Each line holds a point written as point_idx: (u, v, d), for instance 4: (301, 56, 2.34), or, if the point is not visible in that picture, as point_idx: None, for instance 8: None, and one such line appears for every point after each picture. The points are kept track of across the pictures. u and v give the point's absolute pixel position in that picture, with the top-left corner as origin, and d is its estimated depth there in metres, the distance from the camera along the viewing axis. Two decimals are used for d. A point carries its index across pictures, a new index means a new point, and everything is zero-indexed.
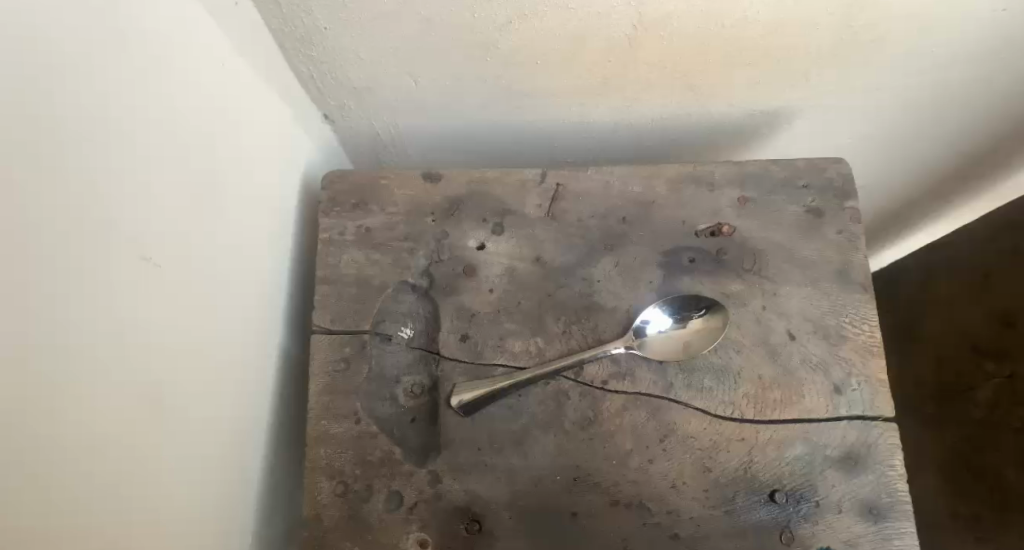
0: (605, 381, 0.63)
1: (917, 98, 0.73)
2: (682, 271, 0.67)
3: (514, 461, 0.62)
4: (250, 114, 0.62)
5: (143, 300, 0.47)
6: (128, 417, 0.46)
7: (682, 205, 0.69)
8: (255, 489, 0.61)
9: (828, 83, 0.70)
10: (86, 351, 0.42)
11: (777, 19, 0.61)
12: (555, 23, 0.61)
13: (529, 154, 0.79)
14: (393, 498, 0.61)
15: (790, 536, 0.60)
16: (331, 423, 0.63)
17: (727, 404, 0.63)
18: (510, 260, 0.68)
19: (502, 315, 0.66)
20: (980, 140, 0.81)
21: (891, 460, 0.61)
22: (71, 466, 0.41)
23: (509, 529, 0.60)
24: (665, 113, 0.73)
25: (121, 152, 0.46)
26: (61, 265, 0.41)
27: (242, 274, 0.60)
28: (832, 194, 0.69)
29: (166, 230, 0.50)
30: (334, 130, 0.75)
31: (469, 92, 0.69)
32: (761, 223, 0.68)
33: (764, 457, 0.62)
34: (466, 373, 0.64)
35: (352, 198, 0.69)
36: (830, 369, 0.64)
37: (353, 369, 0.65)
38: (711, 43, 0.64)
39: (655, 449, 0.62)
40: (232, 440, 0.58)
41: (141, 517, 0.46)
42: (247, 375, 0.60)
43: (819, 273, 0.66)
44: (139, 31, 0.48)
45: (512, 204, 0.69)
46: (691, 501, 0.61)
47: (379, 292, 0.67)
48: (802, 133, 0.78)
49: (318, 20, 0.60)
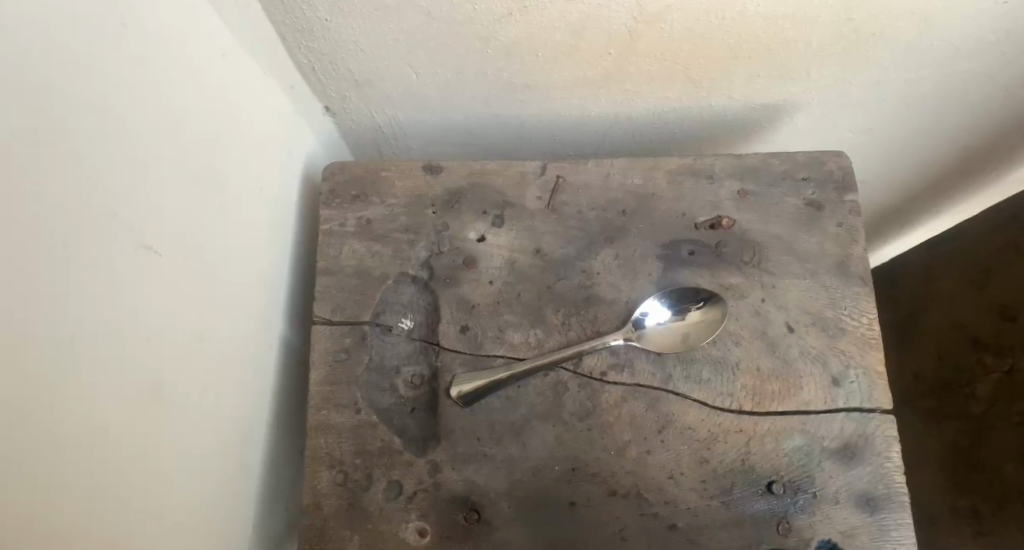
0: (604, 373, 0.64)
1: (917, 92, 0.73)
2: (681, 264, 0.67)
3: (513, 452, 0.62)
4: (250, 110, 0.62)
5: (143, 298, 0.48)
6: (129, 415, 0.46)
7: (681, 198, 0.69)
8: (256, 478, 0.62)
9: (829, 77, 0.70)
10: (87, 342, 0.43)
11: (777, 12, 0.61)
12: (556, 16, 0.61)
13: (530, 147, 0.79)
14: (393, 487, 0.62)
15: (787, 527, 0.60)
16: (331, 413, 0.64)
17: (725, 396, 0.63)
18: (509, 252, 0.68)
19: (501, 307, 0.66)
20: (981, 135, 0.81)
21: (888, 451, 0.62)
22: (71, 464, 0.41)
23: (508, 519, 0.60)
24: (666, 107, 0.73)
25: (122, 150, 0.46)
26: (61, 263, 0.41)
27: (243, 269, 0.60)
28: (832, 188, 0.69)
29: (167, 226, 0.50)
30: (335, 124, 0.75)
31: (470, 85, 0.69)
32: (760, 216, 0.68)
33: (762, 448, 0.62)
34: (465, 364, 0.65)
35: (353, 190, 0.70)
36: (828, 361, 0.64)
37: (353, 360, 0.65)
38: (712, 36, 0.64)
39: (653, 441, 0.62)
40: (233, 434, 0.58)
41: (141, 514, 0.47)
42: (248, 369, 0.61)
43: (818, 267, 0.67)
44: (140, 26, 0.48)
45: (512, 197, 0.70)
46: (689, 492, 0.61)
47: (379, 283, 0.67)
48: (802, 127, 0.78)
49: (318, 11, 0.60)
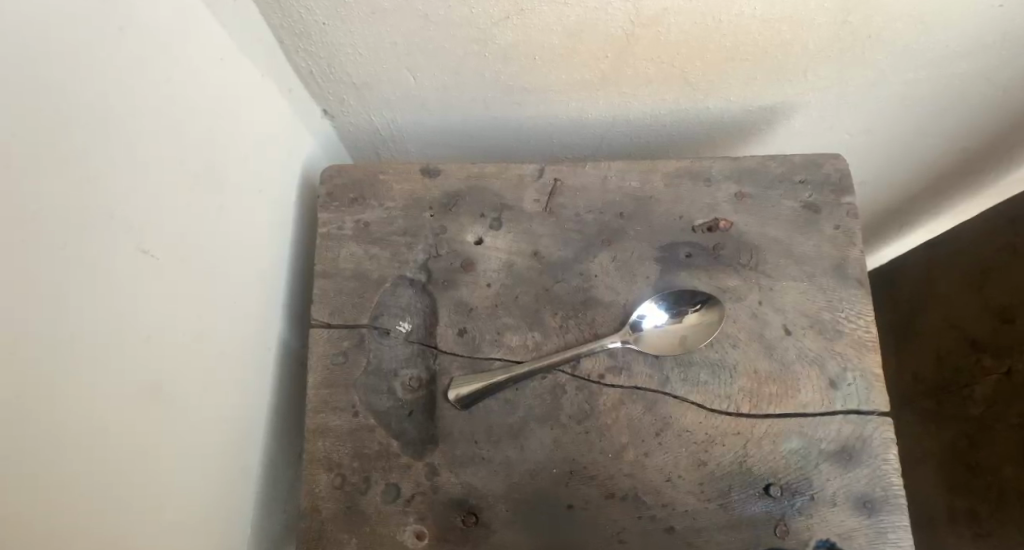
0: (602, 376, 0.64)
1: (915, 93, 0.73)
2: (679, 267, 0.67)
3: (511, 454, 0.62)
4: (249, 110, 0.62)
5: (143, 299, 0.48)
6: (129, 415, 0.46)
7: (679, 200, 0.69)
8: (255, 481, 0.62)
9: (826, 80, 0.70)
10: (86, 343, 0.43)
11: (775, 14, 0.62)
12: (554, 19, 0.62)
13: (529, 149, 0.79)
14: (391, 490, 0.62)
15: (784, 529, 0.60)
16: (329, 415, 0.64)
17: (723, 398, 0.63)
18: (507, 255, 0.68)
19: (499, 309, 0.66)
20: (980, 136, 0.81)
21: (885, 454, 0.62)
22: (71, 463, 0.41)
23: (506, 521, 0.61)
24: (664, 109, 0.73)
25: (121, 151, 0.46)
26: (60, 263, 0.41)
27: (243, 271, 0.60)
28: (829, 190, 0.69)
29: (167, 227, 0.50)
30: (334, 126, 0.75)
31: (468, 87, 0.69)
32: (758, 219, 0.68)
33: (759, 450, 0.62)
34: (463, 367, 0.65)
35: (352, 193, 0.70)
36: (825, 363, 0.64)
37: (351, 363, 0.65)
38: (710, 38, 0.64)
39: (651, 443, 0.62)
40: (232, 436, 0.58)
41: (141, 514, 0.47)
42: (248, 370, 0.61)
43: (815, 269, 0.67)
44: (140, 27, 0.49)
45: (510, 199, 0.70)
46: (686, 494, 0.61)
47: (377, 286, 0.67)
48: (801, 129, 0.78)
49: (316, 14, 0.60)
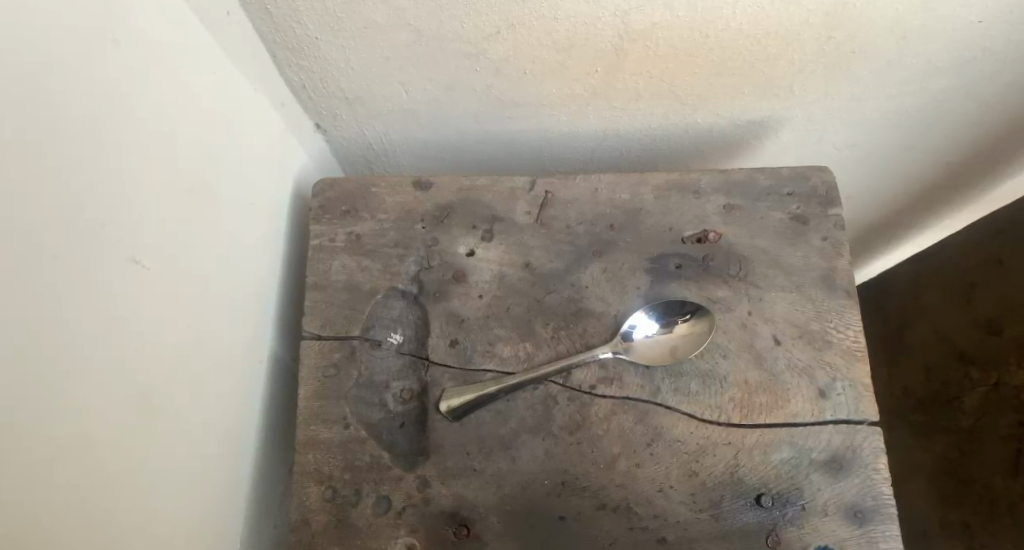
0: (594, 386, 0.64)
1: (900, 105, 0.74)
2: (669, 277, 0.68)
3: (503, 466, 0.62)
4: (241, 123, 0.62)
5: (131, 304, 0.47)
6: (118, 424, 0.46)
7: (669, 212, 0.70)
8: (245, 495, 0.61)
9: (813, 93, 0.71)
10: (70, 347, 0.42)
11: (760, 30, 0.63)
12: (543, 32, 0.62)
13: (520, 162, 0.80)
14: (382, 502, 0.61)
15: (777, 539, 0.60)
16: (319, 428, 0.63)
17: (714, 408, 0.63)
18: (499, 266, 0.68)
19: (491, 320, 0.67)
20: (966, 148, 0.82)
21: (876, 463, 0.62)
22: (68, 484, 0.41)
23: (498, 533, 0.60)
24: (653, 122, 0.74)
25: (110, 164, 0.46)
26: (56, 276, 0.41)
27: (234, 279, 0.60)
28: (816, 202, 0.70)
29: (156, 239, 0.50)
30: (327, 140, 0.75)
31: (459, 101, 0.70)
32: (746, 230, 0.69)
33: (750, 460, 0.62)
34: (454, 379, 0.65)
35: (343, 206, 0.70)
36: (815, 373, 0.64)
37: (343, 375, 0.65)
38: (697, 53, 0.65)
39: (642, 453, 0.62)
40: (226, 449, 0.58)
41: (130, 526, 0.46)
42: (247, 380, 0.62)
43: (804, 279, 0.67)
44: (130, 33, 0.49)
45: (500, 211, 0.70)
46: (679, 505, 0.61)
47: (369, 298, 0.67)
48: (788, 142, 0.79)
49: (308, 29, 0.61)
